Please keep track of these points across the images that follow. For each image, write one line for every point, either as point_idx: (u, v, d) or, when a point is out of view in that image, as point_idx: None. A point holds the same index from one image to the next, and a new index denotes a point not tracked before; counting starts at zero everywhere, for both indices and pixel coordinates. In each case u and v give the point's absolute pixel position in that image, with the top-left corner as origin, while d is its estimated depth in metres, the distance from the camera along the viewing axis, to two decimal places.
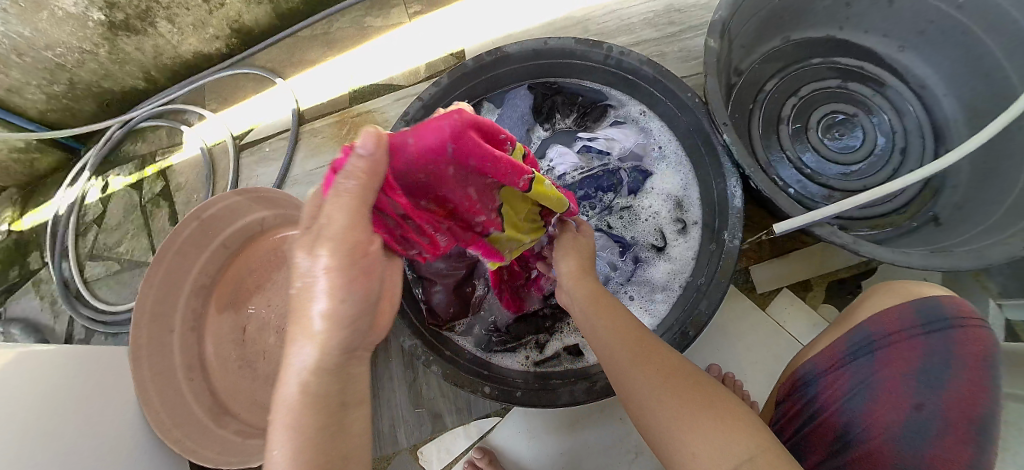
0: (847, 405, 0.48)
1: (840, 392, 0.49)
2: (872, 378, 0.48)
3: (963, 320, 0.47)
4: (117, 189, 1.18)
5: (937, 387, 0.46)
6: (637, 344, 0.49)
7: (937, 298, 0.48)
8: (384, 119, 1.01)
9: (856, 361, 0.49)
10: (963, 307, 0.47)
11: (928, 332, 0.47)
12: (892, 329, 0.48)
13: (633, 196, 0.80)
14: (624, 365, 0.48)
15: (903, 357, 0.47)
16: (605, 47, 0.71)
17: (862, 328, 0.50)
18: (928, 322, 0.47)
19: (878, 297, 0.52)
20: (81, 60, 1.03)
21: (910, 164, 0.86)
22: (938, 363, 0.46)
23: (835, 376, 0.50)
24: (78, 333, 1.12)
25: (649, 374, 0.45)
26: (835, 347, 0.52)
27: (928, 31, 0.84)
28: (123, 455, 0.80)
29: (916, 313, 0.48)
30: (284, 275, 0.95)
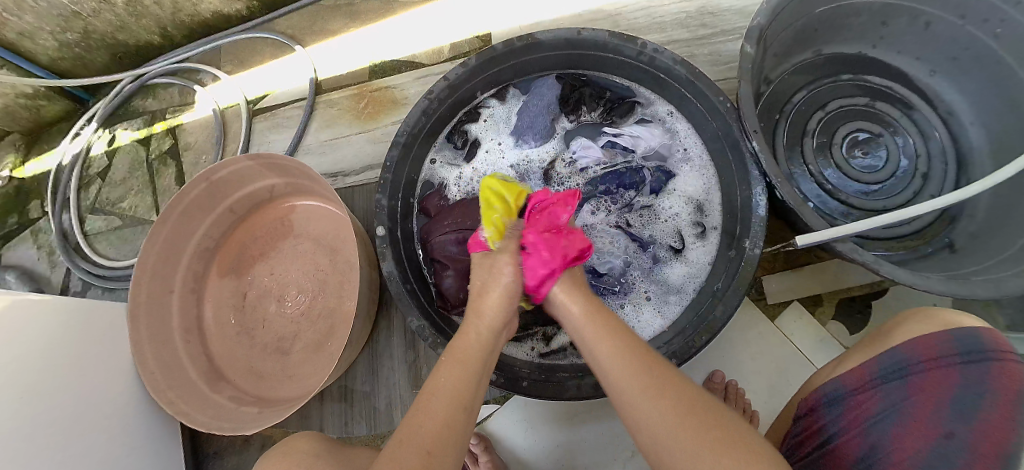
0: (874, 428, 0.49)
1: (867, 413, 0.50)
2: (902, 402, 0.48)
3: (1000, 353, 0.46)
4: (124, 143, 1.16)
5: (968, 417, 0.45)
6: (642, 365, 0.48)
7: (977, 329, 0.48)
8: (403, 97, 0.99)
9: (887, 384, 0.50)
10: (999, 341, 0.47)
11: (965, 362, 0.47)
12: (928, 356, 0.48)
13: (654, 195, 0.79)
14: (629, 393, 0.47)
15: (936, 384, 0.47)
16: (640, 42, 0.70)
17: (897, 352, 0.50)
18: (966, 352, 0.47)
19: (914, 323, 0.52)
20: (97, 9, 1.00)
21: (931, 189, 0.86)
22: (971, 394, 0.46)
23: (864, 398, 0.51)
24: (74, 286, 1.10)
25: (657, 405, 0.45)
26: (865, 368, 0.52)
27: (961, 57, 0.83)
28: (114, 413, 0.79)
29: (954, 342, 0.48)
30: (290, 245, 0.94)
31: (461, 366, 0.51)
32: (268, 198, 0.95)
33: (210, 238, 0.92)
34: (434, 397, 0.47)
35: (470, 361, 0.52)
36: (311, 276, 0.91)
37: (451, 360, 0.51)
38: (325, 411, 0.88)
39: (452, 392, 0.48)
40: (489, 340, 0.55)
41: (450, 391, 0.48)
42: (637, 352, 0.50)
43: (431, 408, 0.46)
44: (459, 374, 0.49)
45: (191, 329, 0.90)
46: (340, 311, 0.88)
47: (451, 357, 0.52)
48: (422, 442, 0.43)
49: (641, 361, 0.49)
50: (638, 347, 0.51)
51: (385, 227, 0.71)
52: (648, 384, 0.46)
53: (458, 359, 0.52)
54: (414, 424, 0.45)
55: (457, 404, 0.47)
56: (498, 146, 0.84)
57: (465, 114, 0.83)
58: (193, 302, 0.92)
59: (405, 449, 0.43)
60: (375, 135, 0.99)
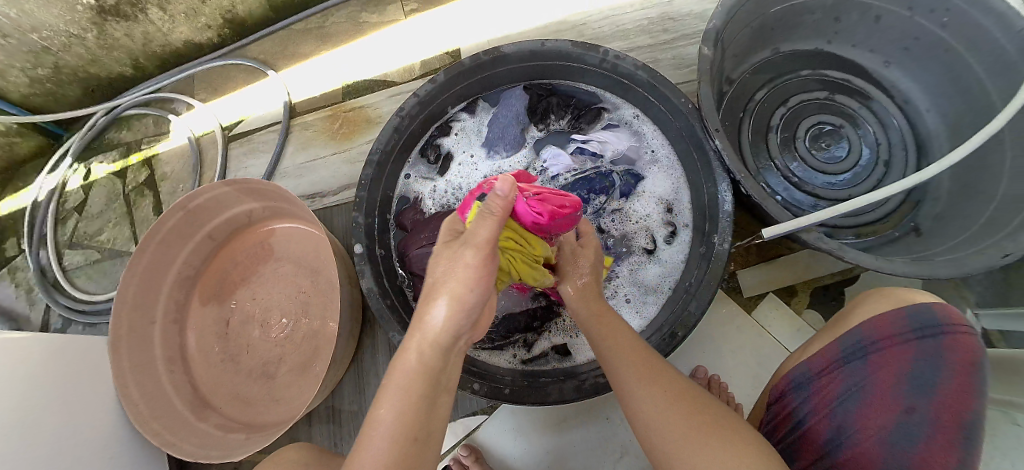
0: (839, 409, 0.50)
1: (832, 394, 0.51)
2: (864, 381, 0.49)
3: (953, 327, 0.48)
4: (100, 176, 1.15)
5: (927, 391, 0.47)
6: (645, 366, 0.54)
7: (929, 304, 0.50)
8: (377, 115, 1.00)
9: (850, 364, 0.51)
10: (952, 314, 0.49)
11: (921, 337, 0.48)
12: (886, 334, 0.50)
13: (625, 199, 0.80)
14: (631, 386, 0.53)
15: (894, 360, 0.49)
16: (602, 50, 0.72)
17: (856, 332, 0.52)
18: (920, 327, 0.49)
19: (870, 302, 0.54)
20: (67, 44, 1.01)
21: (893, 176, 0.88)
22: (928, 366, 0.47)
23: (828, 379, 0.52)
24: (54, 323, 1.09)
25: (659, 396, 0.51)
26: (828, 351, 0.53)
27: (912, 48, 0.86)
28: (99, 450, 0.78)
29: (909, 318, 0.49)
30: (272, 268, 0.94)
31: (403, 394, 0.44)
32: (247, 223, 0.96)
33: (190, 266, 0.92)
34: (375, 431, 0.43)
35: (413, 387, 0.45)
36: (294, 298, 0.91)
37: (395, 385, 0.45)
38: (315, 433, 0.87)
39: (391, 434, 0.43)
40: (437, 357, 0.46)
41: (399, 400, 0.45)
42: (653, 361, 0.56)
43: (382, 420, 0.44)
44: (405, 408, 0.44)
45: (174, 358, 0.90)
46: (324, 331, 0.88)
47: (399, 378, 0.45)
48: None
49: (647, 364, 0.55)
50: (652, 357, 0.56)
51: (363, 245, 0.72)
52: (659, 380, 0.52)
53: (405, 382, 0.45)
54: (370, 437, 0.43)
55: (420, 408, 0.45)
56: (471, 159, 0.85)
57: (437, 128, 0.84)
58: (176, 331, 0.91)
59: None
60: (350, 155, 1.00)
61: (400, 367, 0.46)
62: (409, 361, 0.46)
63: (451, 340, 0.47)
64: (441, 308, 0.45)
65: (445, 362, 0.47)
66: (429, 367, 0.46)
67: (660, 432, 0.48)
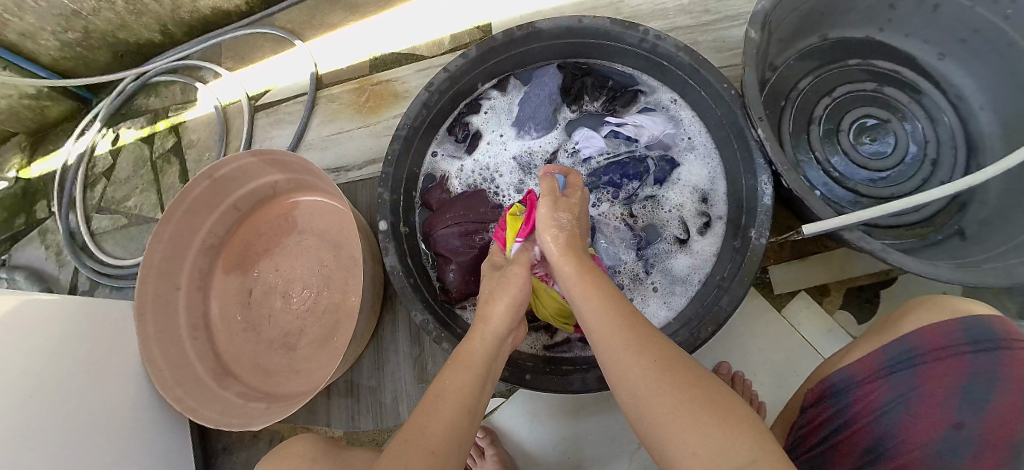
0: (882, 419, 0.49)
1: (874, 403, 0.50)
2: (910, 393, 0.48)
3: (1010, 342, 0.46)
4: (128, 142, 1.16)
5: (978, 408, 0.45)
6: (630, 331, 0.45)
7: (986, 318, 0.48)
8: (404, 90, 0.98)
9: (895, 374, 0.49)
10: (1010, 329, 0.47)
11: (974, 352, 0.46)
12: (936, 346, 0.48)
13: (658, 185, 0.78)
14: (618, 356, 0.44)
15: (945, 374, 0.47)
16: (642, 29, 0.69)
17: (904, 341, 0.50)
18: (976, 340, 0.46)
19: (921, 311, 0.52)
20: (97, 8, 1.00)
21: (940, 176, 0.84)
22: (981, 383, 0.45)
23: (871, 388, 0.50)
24: (83, 285, 1.11)
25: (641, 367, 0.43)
26: (871, 359, 0.52)
27: (971, 40, 0.81)
28: (123, 410, 0.80)
29: (962, 331, 0.47)
30: (294, 241, 0.94)
31: (464, 371, 0.49)
32: (271, 194, 0.95)
33: (214, 235, 0.93)
34: (436, 405, 0.46)
35: (471, 366, 0.50)
36: (315, 272, 0.91)
37: (456, 364, 0.50)
38: (332, 406, 0.88)
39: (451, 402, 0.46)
40: (494, 346, 0.53)
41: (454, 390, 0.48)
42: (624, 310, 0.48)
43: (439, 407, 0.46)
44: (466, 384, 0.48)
45: (198, 326, 0.91)
46: (345, 305, 0.88)
47: (456, 362, 0.51)
48: (428, 443, 0.43)
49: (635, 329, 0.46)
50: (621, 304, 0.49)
51: (388, 222, 0.71)
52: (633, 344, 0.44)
53: (459, 364, 0.50)
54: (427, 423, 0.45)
55: (449, 401, 0.46)
56: (500, 138, 0.83)
57: (466, 106, 0.83)
58: (199, 299, 0.92)
59: (410, 449, 0.42)
60: (376, 129, 0.98)
61: (466, 352, 0.52)
62: (472, 347, 0.52)
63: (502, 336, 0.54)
64: (499, 306, 0.55)
65: (497, 353, 0.54)
66: (487, 350, 0.52)
67: (649, 409, 0.41)
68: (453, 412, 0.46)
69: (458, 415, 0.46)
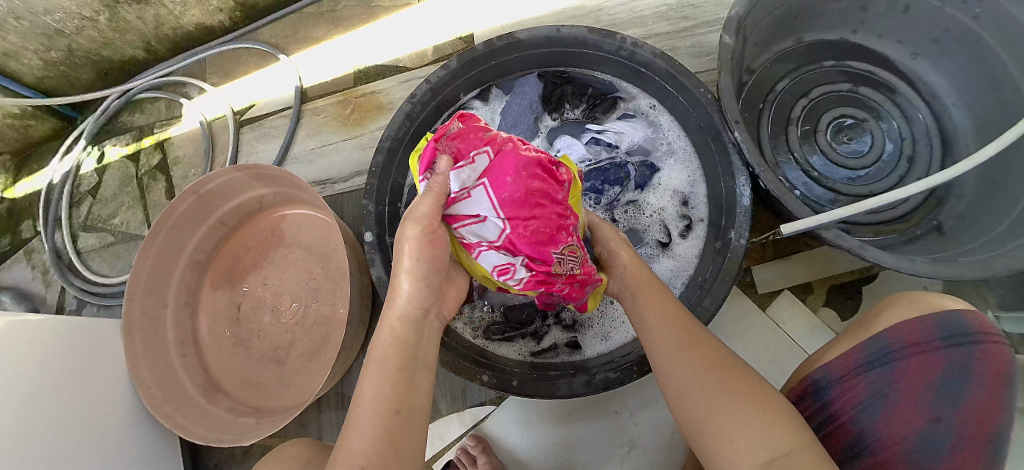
0: (863, 416, 0.49)
1: (855, 400, 0.50)
2: (890, 389, 0.48)
3: (983, 336, 0.48)
4: (113, 159, 1.16)
5: (955, 402, 0.47)
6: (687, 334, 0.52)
7: (958, 312, 0.49)
8: (389, 101, 0.99)
9: (873, 370, 0.49)
10: (983, 323, 0.49)
11: (949, 346, 0.48)
12: (914, 341, 0.48)
13: (640, 190, 0.79)
14: (672, 353, 0.51)
15: (923, 370, 0.48)
16: (619, 37, 0.70)
17: (882, 338, 0.50)
18: (950, 335, 0.48)
19: (897, 306, 0.52)
20: (80, 27, 1.00)
21: (916, 173, 0.86)
22: (957, 378, 0.47)
23: (852, 384, 0.50)
24: (69, 305, 1.10)
25: (697, 363, 0.49)
26: (851, 355, 0.51)
27: (942, 39, 0.83)
28: (112, 430, 0.79)
29: (938, 326, 0.48)
30: (282, 255, 0.94)
31: (382, 369, 0.49)
32: (259, 209, 0.96)
33: (201, 251, 0.93)
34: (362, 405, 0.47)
35: (389, 361, 0.50)
36: (304, 284, 0.91)
37: (373, 362, 0.50)
38: (324, 419, 0.88)
39: (377, 403, 0.47)
40: (410, 333, 0.53)
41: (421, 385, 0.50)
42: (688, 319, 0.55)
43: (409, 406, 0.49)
44: (378, 382, 0.48)
45: (186, 342, 0.90)
46: (334, 317, 0.88)
47: (374, 358, 0.50)
48: (358, 456, 0.43)
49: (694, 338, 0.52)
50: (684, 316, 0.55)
51: (373, 233, 0.71)
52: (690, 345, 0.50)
53: (378, 362, 0.50)
54: (399, 419, 0.46)
55: None
56: None
57: (448, 116, 0.83)
58: (188, 315, 0.92)
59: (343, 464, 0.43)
60: (362, 141, 0.99)
61: (377, 346, 0.51)
62: (385, 342, 0.51)
63: (417, 313, 0.54)
64: (406, 283, 0.53)
65: (417, 334, 0.53)
66: (404, 340, 0.52)
67: (696, 393, 0.47)
68: (372, 414, 0.46)
69: (388, 416, 0.46)
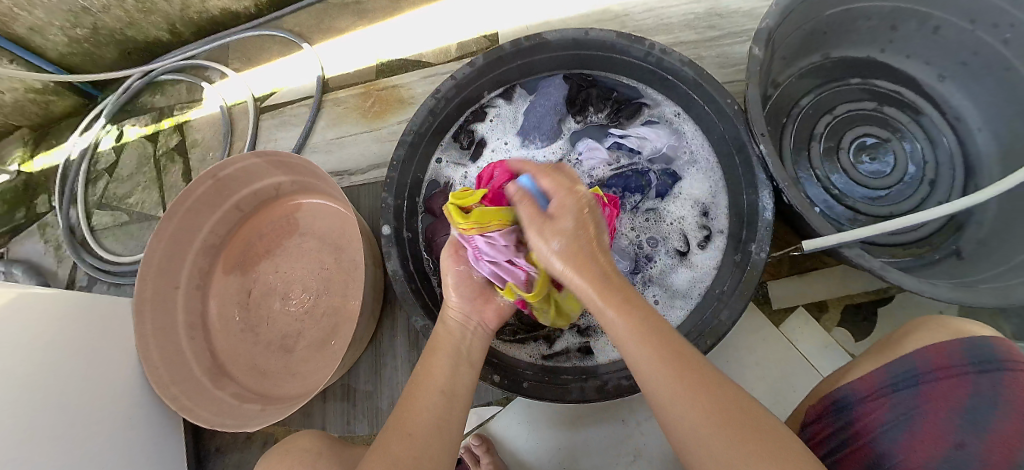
0: (885, 438, 0.49)
1: (878, 421, 0.50)
2: (913, 411, 0.48)
3: (1014, 364, 0.46)
4: (132, 138, 1.16)
5: (979, 428, 0.45)
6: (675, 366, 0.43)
7: (988, 340, 0.48)
8: (410, 96, 0.99)
9: (898, 392, 0.50)
10: (1012, 351, 0.47)
11: (977, 372, 0.47)
12: (940, 365, 0.48)
13: (660, 199, 0.79)
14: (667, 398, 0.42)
15: (948, 393, 0.47)
16: (648, 43, 0.69)
17: (908, 360, 0.50)
18: (979, 361, 0.47)
19: (925, 330, 0.52)
20: (107, 5, 1.01)
21: (938, 196, 0.85)
22: (983, 404, 0.46)
23: (874, 405, 0.51)
24: (80, 281, 1.11)
25: (698, 412, 0.41)
26: (875, 376, 0.52)
27: (971, 63, 0.82)
28: (117, 408, 0.80)
29: (966, 352, 0.48)
30: (295, 243, 0.94)
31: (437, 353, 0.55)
32: (274, 196, 0.96)
33: (215, 234, 0.93)
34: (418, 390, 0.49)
35: (442, 348, 0.55)
36: (315, 274, 0.91)
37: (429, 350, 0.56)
38: (328, 409, 0.88)
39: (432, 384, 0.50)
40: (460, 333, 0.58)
41: (433, 379, 0.51)
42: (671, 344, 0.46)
43: (424, 403, 0.49)
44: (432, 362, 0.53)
45: (196, 325, 0.91)
46: (343, 309, 0.88)
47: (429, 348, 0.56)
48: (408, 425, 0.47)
49: (681, 360, 0.44)
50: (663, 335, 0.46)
51: (391, 226, 0.71)
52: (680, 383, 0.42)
53: (432, 349, 0.56)
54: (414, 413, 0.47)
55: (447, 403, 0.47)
56: (504, 147, 0.84)
57: (471, 113, 0.83)
58: (198, 298, 0.92)
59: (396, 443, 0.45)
60: (380, 134, 0.99)
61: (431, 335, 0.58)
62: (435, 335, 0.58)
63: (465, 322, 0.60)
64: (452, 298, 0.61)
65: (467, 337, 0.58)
66: (454, 335, 0.58)
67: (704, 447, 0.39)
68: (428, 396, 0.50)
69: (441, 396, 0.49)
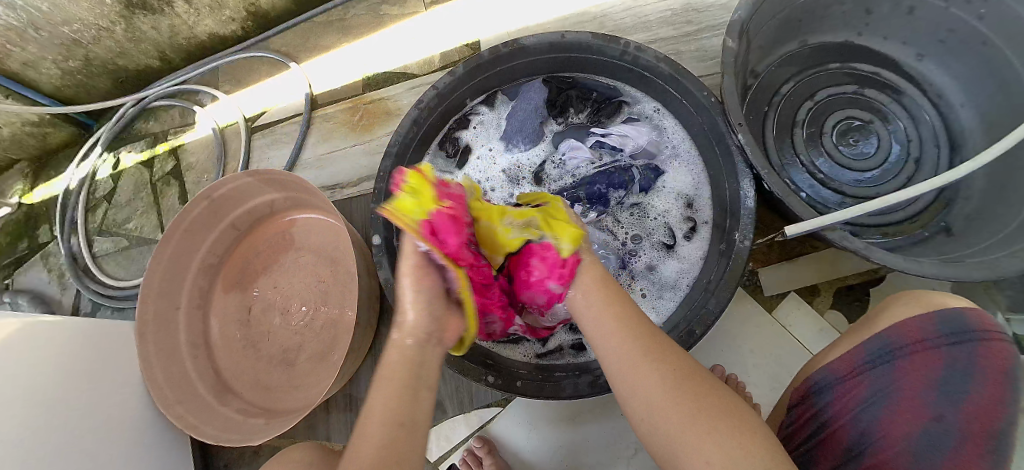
0: (864, 415, 0.49)
1: (857, 399, 0.50)
2: (891, 387, 0.49)
3: (986, 333, 0.48)
4: (128, 166, 1.18)
5: (956, 398, 0.47)
6: (648, 347, 0.51)
7: (960, 310, 0.49)
8: (396, 107, 1.01)
9: (875, 369, 0.50)
10: (984, 320, 0.49)
11: (950, 344, 0.48)
12: (915, 339, 0.49)
13: (644, 194, 0.80)
14: (636, 370, 0.50)
15: (924, 367, 0.48)
16: (623, 42, 0.71)
17: (883, 336, 0.51)
18: (951, 333, 0.48)
19: (900, 306, 0.52)
20: (97, 37, 1.03)
21: (924, 174, 0.86)
22: (957, 374, 0.47)
23: (853, 384, 0.51)
24: (86, 308, 1.12)
25: (664, 382, 0.48)
26: (852, 355, 0.52)
27: (948, 40, 0.83)
28: (122, 432, 0.80)
29: (938, 325, 0.49)
30: (291, 258, 0.96)
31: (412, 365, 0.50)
32: (269, 213, 0.97)
33: (213, 254, 0.94)
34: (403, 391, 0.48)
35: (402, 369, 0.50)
36: (313, 288, 0.93)
37: (384, 376, 0.50)
38: (331, 420, 0.89)
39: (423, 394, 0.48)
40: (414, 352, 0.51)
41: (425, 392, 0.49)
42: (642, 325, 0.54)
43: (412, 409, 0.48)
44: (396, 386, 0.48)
45: (198, 344, 0.92)
46: (342, 320, 0.89)
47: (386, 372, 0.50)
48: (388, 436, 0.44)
49: (648, 342, 0.52)
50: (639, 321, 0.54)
51: (382, 236, 0.73)
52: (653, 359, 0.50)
53: (387, 374, 0.49)
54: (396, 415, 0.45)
55: None
56: (490, 152, 0.86)
57: (455, 121, 0.85)
58: (200, 317, 0.94)
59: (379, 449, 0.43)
60: (370, 147, 1.01)
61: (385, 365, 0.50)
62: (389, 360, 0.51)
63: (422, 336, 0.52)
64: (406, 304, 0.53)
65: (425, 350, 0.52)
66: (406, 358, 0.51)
67: (667, 417, 0.46)
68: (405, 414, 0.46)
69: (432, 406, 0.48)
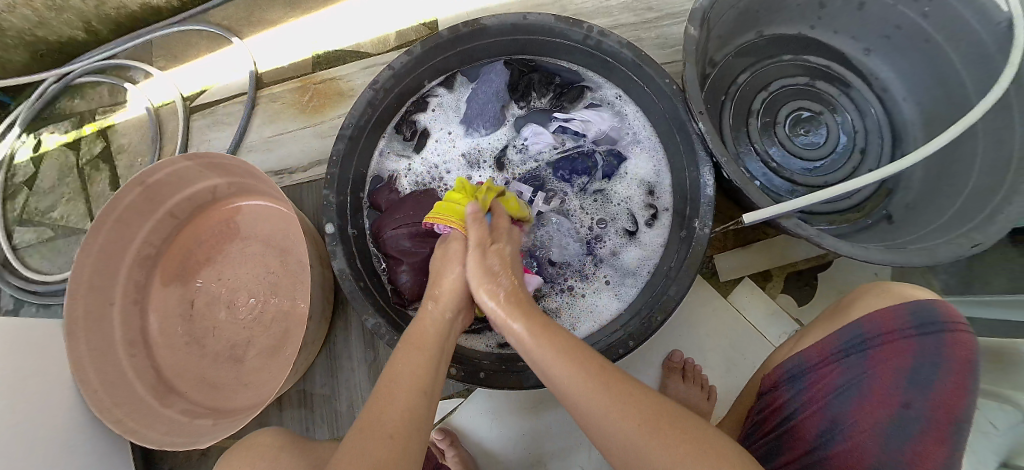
0: (836, 402, 0.51)
1: (829, 386, 0.52)
2: (864, 375, 0.50)
3: (953, 325, 0.49)
4: (51, 147, 1.07)
5: (924, 388, 0.48)
6: (609, 387, 0.45)
7: (930, 302, 0.50)
8: (349, 88, 0.96)
9: (848, 357, 0.52)
10: (952, 312, 0.50)
11: (920, 334, 0.49)
12: (888, 329, 0.50)
13: (607, 180, 0.79)
14: (602, 421, 0.43)
15: (894, 357, 0.50)
16: (586, 26, 0.69)
17: (857, 326, 0.52)
18: (921, 324, 0.49)
19: (873, 297, 0.54)
20: (11, 4, 0.93)
21: (868, 163, 0.89)
22: (926, 364, 0.48)
23: (825, 371, 0.53)
24: (5, 305, 1.02)
25: (632, 427, 0.42)
26: (826, 343, 0.54)
27: (894, 35, 0.86)
28: (51, 440, 0.73)
29: (910, 316, 0.50)
30: (237, 248, 0.90)
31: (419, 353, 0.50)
32: (211, 200, 0.91)
33: (150, 245, 0.87)
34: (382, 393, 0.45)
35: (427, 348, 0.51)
36: (262, 279, 0.87)
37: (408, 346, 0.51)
38: (284, 417, 0.85)
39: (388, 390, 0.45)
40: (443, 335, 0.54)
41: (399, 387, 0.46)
42: (593, 364, 0.48)
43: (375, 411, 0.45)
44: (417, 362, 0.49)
45: (135, 342, 0.85)
46: (294, 313, 0.85)
47: (408, 345, 0.52)
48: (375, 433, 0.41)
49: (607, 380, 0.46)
50: (582, 354, 0.48)
51: (335, 225, 0.68)
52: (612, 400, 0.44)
53: (412, 345, 0.51)
54: None
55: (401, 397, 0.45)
56: (449, 136, 0.83)
57: (412, 104, 0.81)
58: (136, 313, 0.87)
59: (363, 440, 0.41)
60: (321, 129, 0.95)
61: (420, 334, 0.53)
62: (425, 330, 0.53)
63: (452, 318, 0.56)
64: (448, 284, 0.57)
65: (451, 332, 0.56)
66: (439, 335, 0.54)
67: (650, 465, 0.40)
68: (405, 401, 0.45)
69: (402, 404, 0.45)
